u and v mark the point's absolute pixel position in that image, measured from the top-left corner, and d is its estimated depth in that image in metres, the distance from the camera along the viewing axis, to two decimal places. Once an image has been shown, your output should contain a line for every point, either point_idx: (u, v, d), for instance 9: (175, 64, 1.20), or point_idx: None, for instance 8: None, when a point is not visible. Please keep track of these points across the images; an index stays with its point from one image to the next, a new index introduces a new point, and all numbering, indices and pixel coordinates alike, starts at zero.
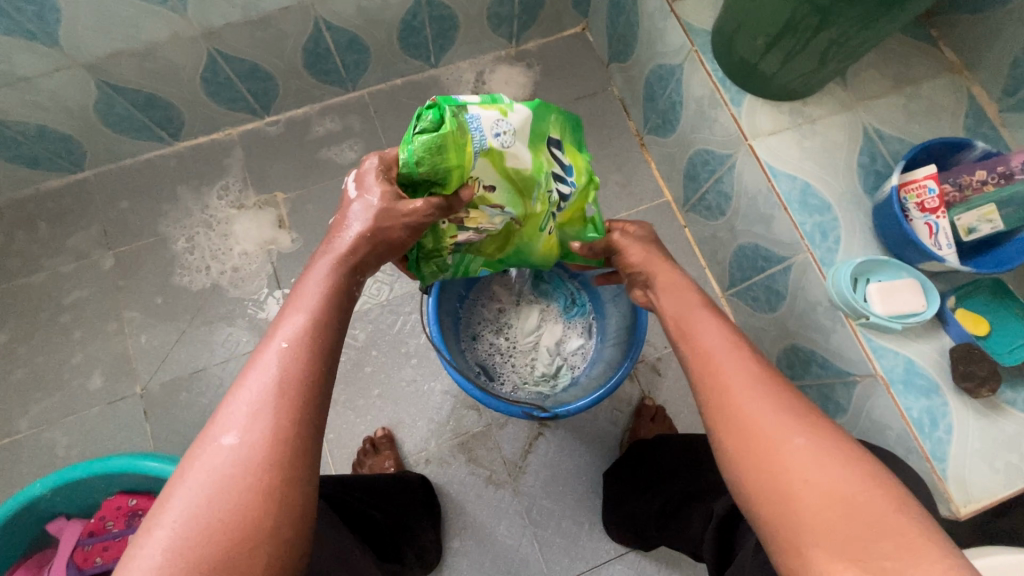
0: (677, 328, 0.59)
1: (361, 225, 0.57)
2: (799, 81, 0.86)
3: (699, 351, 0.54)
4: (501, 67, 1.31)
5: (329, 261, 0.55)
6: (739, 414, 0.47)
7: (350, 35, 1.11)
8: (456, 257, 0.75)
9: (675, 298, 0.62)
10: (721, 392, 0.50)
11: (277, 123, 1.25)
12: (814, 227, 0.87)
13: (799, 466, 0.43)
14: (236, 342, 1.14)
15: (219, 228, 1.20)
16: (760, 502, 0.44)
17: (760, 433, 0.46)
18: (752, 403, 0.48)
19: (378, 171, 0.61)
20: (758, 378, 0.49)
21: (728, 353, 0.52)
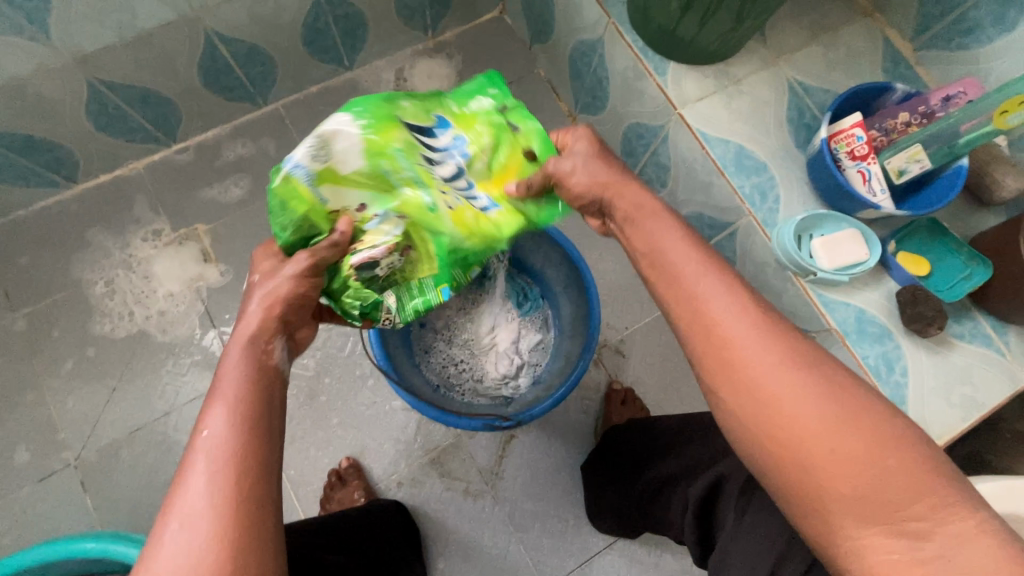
0: (660, 273, 0.51)
1: (259, 302, 0.55)
2: (719, 42, 0.84)
3: (691, 303, 0.48)
4: (420, 61, 1.25)
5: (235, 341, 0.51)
6: (744, 377, 0.44)
7: (249, 45, 1.03)
8: (396, 288, 0.69)
9: (648, 235, 0.54)
10: (722, 354, 0.45)
11: (185, 150, 1.16)
12: (753, 188, 0.86)
13: (819, 434, 0.41)
14: (175, 392, 1.06)
15: (139, 270, 1.10)
16: (779, 467, 0.42)
17: (775, 396, 0.43)
18: (763, 363, 0.44)
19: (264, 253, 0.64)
20: (766, 331, 0.45)
21: (724, 300, 0.47)
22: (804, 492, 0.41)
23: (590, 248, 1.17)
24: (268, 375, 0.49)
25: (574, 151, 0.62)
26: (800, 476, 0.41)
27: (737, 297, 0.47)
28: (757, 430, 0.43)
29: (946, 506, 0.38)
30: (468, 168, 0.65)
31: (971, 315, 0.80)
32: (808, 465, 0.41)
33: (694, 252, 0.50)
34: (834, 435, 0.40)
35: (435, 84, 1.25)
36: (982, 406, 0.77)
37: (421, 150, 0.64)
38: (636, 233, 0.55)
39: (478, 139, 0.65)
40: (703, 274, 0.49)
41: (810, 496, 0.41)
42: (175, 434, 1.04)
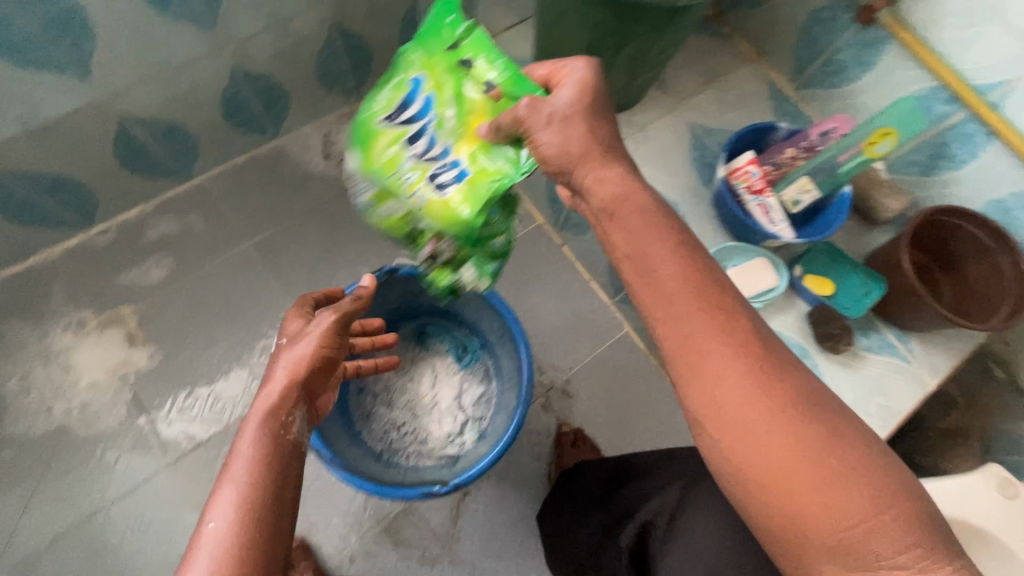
0: (645, 282, 0.48)
1: (282, 370, 0.58)
2: (620, 94, 0.90)
3: (675, 329, 0.46)
4: (347, 124, 1.28)
5: (254, 412, 0.54)
6: (724, 401, 0.44)
7: (166, 124, 1.03)
8: (472, 262, 0.77)
9: (625, 230, 0.50)
10: (706, 384, 0.44)
11: (106, 231, 1.13)
12: None
13: (802, 477, 0.41)
14: (102, 489, 0.99)
15: (58, 361, 1.04)
16: (761, 504, 0.42)
17: (757, 433, 0.42)
18: (748, 400, 0.43)
19: (302, 303, 0.70)
20: (752, 367, 0.44)
21: (709, 320, 0.45)
22: (775, 523, 0.42)
23: (529, 293, 1.19)
24: (278, 461, 0.51)
25: (559, 95, 0.55)
26: (771, 507, 0.42)
27: (729, 328, 0.45)
28: (736, 460, 0.43)
29: (922, 556, 0.39)
30: (436, 136, 0.68)
31: (876, 328, 0.85)
32: (785, 500, 0.41)
33: (685, 268, 0.47)
34: (808, 479, 0.41)
35: None
36: (899, 413, 0.81)
37: (403, 131, 0.70)
38: (618, 229, 0.50)
39: (444, 98, 0.67)
40: (693, 298, 0.46)
41: (782, 528, 0.42)
42: (105, 534, 0.97)
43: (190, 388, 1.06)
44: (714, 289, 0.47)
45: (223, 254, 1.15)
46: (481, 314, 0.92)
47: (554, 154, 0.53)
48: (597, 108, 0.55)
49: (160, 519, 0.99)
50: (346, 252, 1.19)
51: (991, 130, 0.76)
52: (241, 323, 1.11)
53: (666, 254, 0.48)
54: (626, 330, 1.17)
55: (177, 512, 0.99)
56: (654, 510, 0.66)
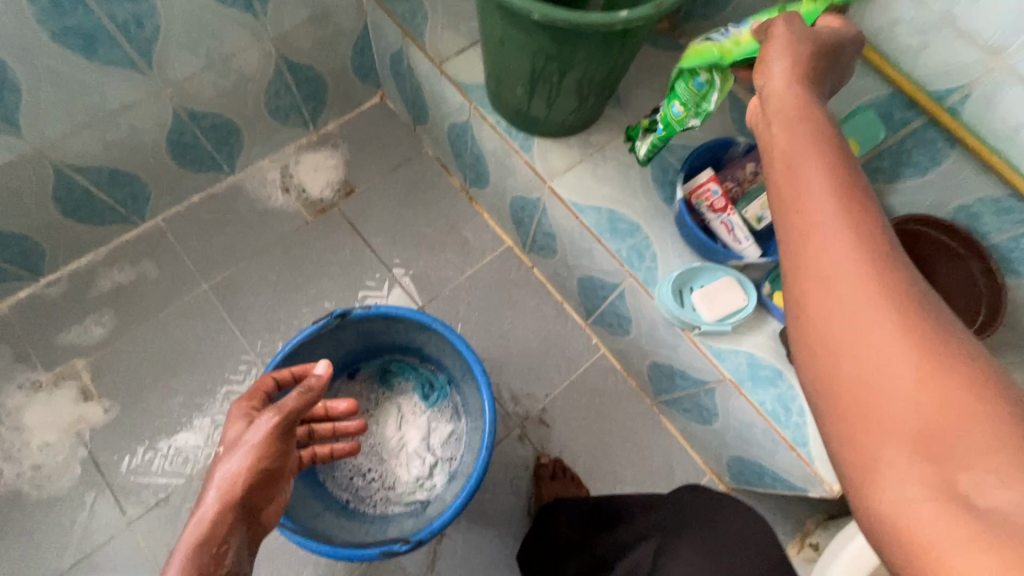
0: (777, 166, 0.40)
1: (211, 496, 0.54)
2: (572, 116, 0.87)
3: (793, 200, 0.38)
4: (306, 155, 1.24)
5: (181, 544, 0.51)
6: (834, 278, 0.34)
7: (109, 171, 0.99)
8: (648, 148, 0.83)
9: (782, 121, 0.42)
10: (806, 247, 0.36)
11: (56, 282, 1.08)
12: (630, 250, 0.87)
13: (908, 384, 0.31)
14: (57, 557, 0.94)
15: (8, 422, 0.99)
16: (847, 411, 0.32)
17: (855, 311, 0.33)
18: (854, 267, 0.34)
19: (241, 404, 0.65)
20: (877, 247, 0.34)
21: (835, 194, 0.36)
22: (845, 408, 0.32)
23: (500, 319, 1.16)
24: None
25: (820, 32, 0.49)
26: (846, 393, 0.33)
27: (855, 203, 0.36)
28: (817, 340, 0.34)
29: None
30: None
31: None
32: (878, 404, 0.31)
33: (827, 149, 0.39)
34: (902, 375, 0.31)
35: (323, 175, 1.24)
36: None
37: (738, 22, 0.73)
38: (777, 121, 0.42)
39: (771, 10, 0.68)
40: (822, 162, 0.38)
41: (864, 446, 0.31)
42: None
43: (149, 442, 1.01)
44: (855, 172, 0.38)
45: (181, 298, 1.11)
46: (446, 353, 0.88)
47: (776, 55, 0.46)
48: (824, 40, 0.47)
49: None
50: (308, 288, 1.14)
51: (950, 136, 0.74)
52: (200, 370, 1.06)
53: (801, 126, 0.41)
54: (601, 352, 1.14)
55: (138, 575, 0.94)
56: (630, 569, 0.62)
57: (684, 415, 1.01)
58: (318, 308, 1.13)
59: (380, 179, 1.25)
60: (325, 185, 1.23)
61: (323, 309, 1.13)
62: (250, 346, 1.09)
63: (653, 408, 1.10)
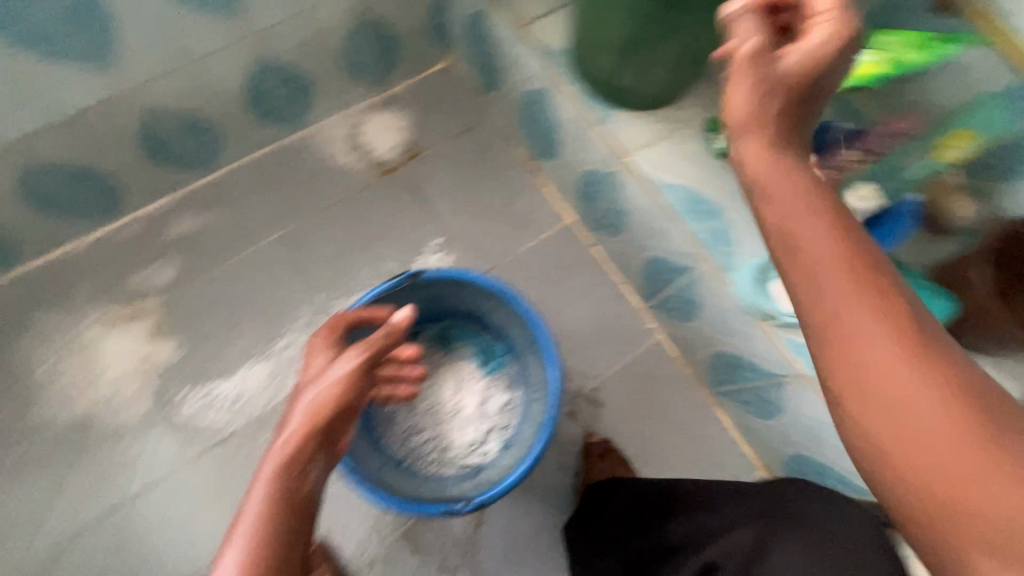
0: (783, 247, 0.43)
1: (299, 414, 0.55)
2: (661, 89, 0.85)
3: (809, 288, 0.41)
4: (373, 115, 1.23)
5: (269, 461, 0.52)
6: (863, 363, 0.38)
7: (189, 115, 1.01)
8: None
9: (783, 194, 0.44)
10: (833, 336, 0.39)
11: (132, 223, 1.12)
12: (708, 232, 0.84)
13: (950, 453, 0.34)
14: (125, 484, 0.98)
15: (86, 351, 1.04)
16: (901, 485, 0.36)
17: (902, 399, 0.36)
18: (879, 347, 0.37)
19: (322, 340, 0.67)
20: (897, 326, 0.38)
21: (850, 279, 0.39)
22: (898, 479, 0.36)
23: (558, 294, 1.14)
24: (286, 527, 0.48)
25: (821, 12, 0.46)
26: (896, 467, 0.36)
27: (880, 291, 0.39)
28: (870, 433, 0.37)
29: None
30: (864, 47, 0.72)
31: None
32: (930, 475, 0.34)
33: (834, 227, 0.41)
34: (959, 451, 0.34)
35: (389, 136, 1.23)
36: None
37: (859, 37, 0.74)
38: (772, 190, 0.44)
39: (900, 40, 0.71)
40: (831, 236, 0.41)
41: (923, 516, 0.35)
42: (129, 527, 0.96)
43: (213, 383, 1.04)
44: (871, 249, 0.41)
45: (247, 248, 1.13)
46: (510, 322, 0.88)
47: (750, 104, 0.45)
48: (801, 78, 0.45)
49: (181, 515, 0.97)
50: (369, 248, 1.15)
51: None
52: (262, 320, 1.09)
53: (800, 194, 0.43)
54: (658, 337, 1.12)
55: (198, 508, 0.98)
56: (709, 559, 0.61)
57: (744, 408, 0.99)
58: (378, 269, 1.14)
59: (445, 144, 1.24)
60: (391, 146, 1.22)
61: (382, 270, 1.14)
62: (311, 300, 1.11)
63: (708, 399, 1.08)
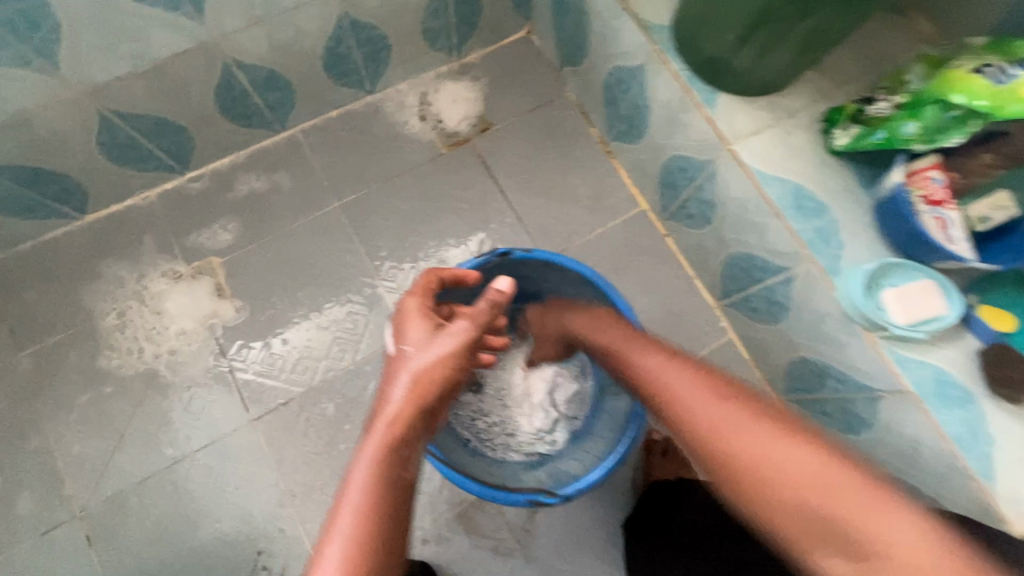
0: (682, 391, 0.55)
1: (402, 388, 0.53)
2: (776, 73, 0.78)
3: (696, 415, 0.52)
4: (445, 84, 1.19)
5: (375, 434, 0.50)
6: (754, 460, 0.47)
7: (267, 72, 0.98)
8: (858, 132, 0.76)
9: (668, 372, 0.59)
10: (733, 446, 0.48)
11: (199, 178, 1.10)
12: (814, 233, 0.79)
13: (833, 509, 0.42)
14: (185, 440, 0.99)
15: (150, 305, 1.03)
16: (823, 551, 0.42)
17: (775, 461, 0.46)
18: (767, 437, 0.47)
19: (414, 306, 0.63)
20: (770, 420, 0.49)
21: (723, 404, 0.51)
22: (820, 547, 0.43)
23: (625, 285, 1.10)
24: (394, 510, 0.47)
25: None
26: (815, 541, 0.43)
27: (755, 399, 0.51)
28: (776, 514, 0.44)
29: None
30: None
31: None
32: (836, 534, 0.42)
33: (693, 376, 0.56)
34: (867, 517, 0.41)
35: (460, 108, 1.18)
36: None
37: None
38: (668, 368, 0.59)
39: None
40: (703, 384, 0.55)
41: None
42: (187, 483, 0.97)
43: (274, 348, 1.03)
44: (722, 382, 0.54)
45: (312, 212, 1.11)
46: None
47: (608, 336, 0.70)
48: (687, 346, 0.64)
49: (238, 475, 0.97)
50: (435, 222, 1.12)
51: None
52: (325, 287, 1.07)
53: (676, 367, 0.59)
54: (728, 337, 1.08)
55: (255, 470, 0.97)
56: None
57: (820, 417, 0.93)
58: (442, 244, 1.11)
59: (517, 119, 1.19)
60: (463, 118, 1.18)
61: (447, 246, 1.11)
62: (374, 271, 1.09)
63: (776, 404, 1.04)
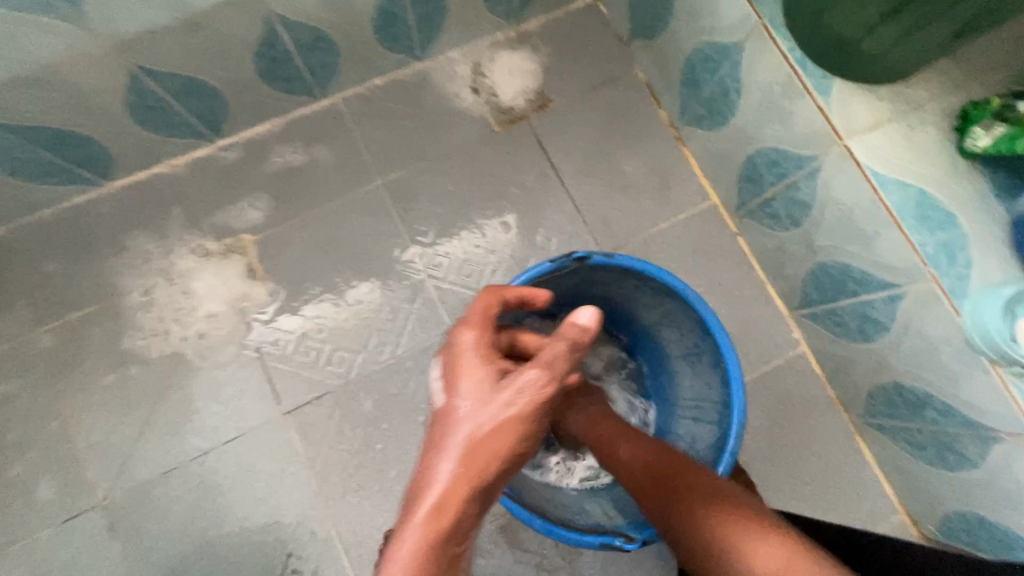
0: (660, 501, 0.57)
1: (453, 462, 0.43)
2: (913, 60, 0.65)
3: (682, 525, 0.54)
4: (501, 53, 1.07)
5: (416, 526, 0.40)
6: (736, 565, 0.50)
7: (313, 31, 0.88)
8: (1011, 130, 0.62)
9: (644, 473, 0.60)
10: (717, 556, 0.51)
11: (232, 147, 1.00)
12: (937, 248, 0.69)
13: None
14: (213, 430, 0.92)
15: (178, 284, 0.96)
16: None
17: (727, 547, 0.51)
18: (741, 537, 0.50)
19: (473, 344, 0.52)
20: (740, 518, 0.52)
21: (704, 508, 0.54)
22: None
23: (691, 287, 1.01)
24: None
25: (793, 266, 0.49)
26: None
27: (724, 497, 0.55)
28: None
29: None
30: None
31: None
32: None
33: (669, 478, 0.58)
34: None
35: (517, 81, 1.07)
36: None
37: None
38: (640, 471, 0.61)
39: None
40: (679, 485, 0.57)
41: None
42: (215, 477, 0.91)
43: (308, 336, 0.96)
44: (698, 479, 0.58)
45: (353, 190, 1.01)
46: (667, 324, 0.82)
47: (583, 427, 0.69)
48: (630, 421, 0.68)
49: (269, 472, 0.91)
50: (485, 207, 1.02)
51: None
52: (364, 274, 0.99)
53: (652, 466, 0.61)
54: (801, 351, 0.98)
55: (287, 467, 0.91)
56: None
57: (907, 448, 0.87)
58: (493, 232, 1.02)
59: (579, 96, 1.08)
60: (520, 92, 1.07)
61: (497, 234, 1.01)
62: (418, 259, 1.00)
63: (849, 427, 0.95)
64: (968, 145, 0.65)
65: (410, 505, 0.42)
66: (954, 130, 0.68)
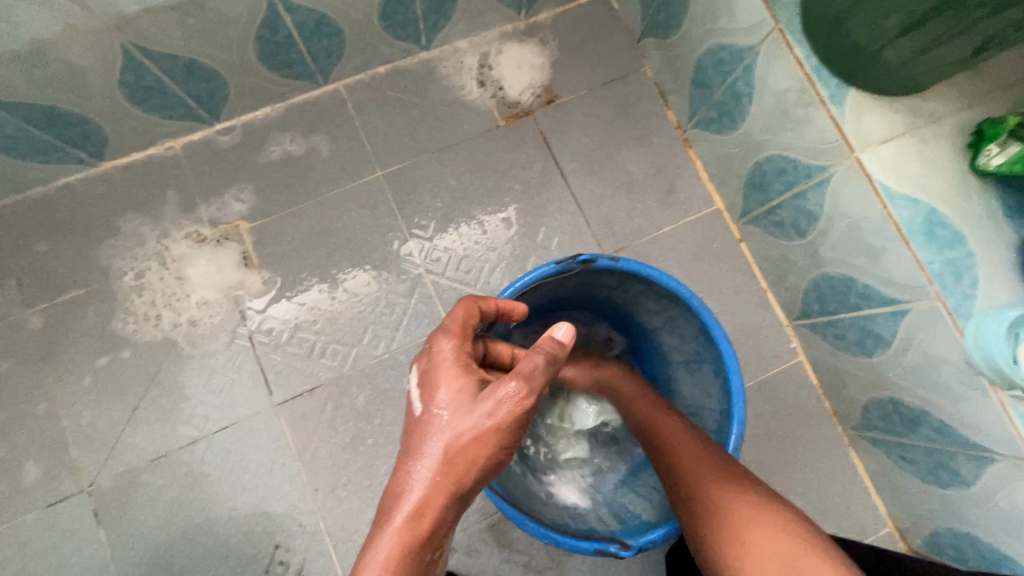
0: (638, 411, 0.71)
1: (428, 473, 0.48)
2: (933, 73, 0.63)
3: (651, 430, 0.68)
4: (509, 45, 1.05)
5: (393, 527, 0.46)
6: (692, 474, 0.61)
7: (317, 15, 0.85)
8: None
9: (629, 390, 0.74)
10: (679, 464, 0.63)
11: (230, 131, 0.98)
12: (944, 266, 0.68)
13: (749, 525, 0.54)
14: (203, 419, 0.91)
15: (171, 269, 0.94)
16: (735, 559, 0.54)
17: (688, 462, 0.62)
18: (698, 451, 0.63)
19: (450, 355, 0.54)
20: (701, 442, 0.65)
21: (680, 432, 0.66)
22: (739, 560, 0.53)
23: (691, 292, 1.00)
24: None
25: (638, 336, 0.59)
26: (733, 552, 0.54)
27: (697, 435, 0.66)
28: (718, 547, 0.55)
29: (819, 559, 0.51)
30: None
31: None
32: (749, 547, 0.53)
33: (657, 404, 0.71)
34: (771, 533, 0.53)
35: (525, 74, 1.05)
36: None
37: None
38: (631, 392, 0.74)
39: None
40: (666, 412, 0.70)
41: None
42: (204, 466, 0.90)
43: (302, 327, 0.95)
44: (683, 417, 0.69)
45: (353, 180, 0.99)
46: (668, 329, 0.81)
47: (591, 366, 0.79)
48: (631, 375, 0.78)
49: (258, 463, 0.90)
50: (487, 203, 1.01)
51: None
52: (361, 266, 0.97)
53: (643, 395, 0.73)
54: (799, 360, 0.98)
55: (277, 459, 0.90)
56: None
57: (899, 462, 0.87)
58: (493, 228, 1.00)
59: (587, 93, 1.05)
60: (527, 86, 1.05)
61: (498, 231, 1.00)
62: (416, 252, 0.98)
63: (842, 438, 0.95)
64: (982, 162, 0.65)
65: (388, 509, 0.48)
66: (968, 146, 0.68)
